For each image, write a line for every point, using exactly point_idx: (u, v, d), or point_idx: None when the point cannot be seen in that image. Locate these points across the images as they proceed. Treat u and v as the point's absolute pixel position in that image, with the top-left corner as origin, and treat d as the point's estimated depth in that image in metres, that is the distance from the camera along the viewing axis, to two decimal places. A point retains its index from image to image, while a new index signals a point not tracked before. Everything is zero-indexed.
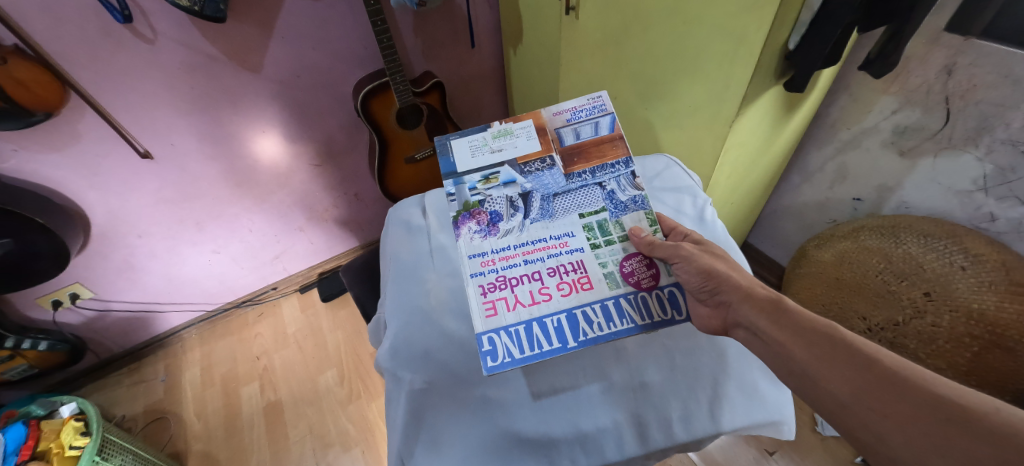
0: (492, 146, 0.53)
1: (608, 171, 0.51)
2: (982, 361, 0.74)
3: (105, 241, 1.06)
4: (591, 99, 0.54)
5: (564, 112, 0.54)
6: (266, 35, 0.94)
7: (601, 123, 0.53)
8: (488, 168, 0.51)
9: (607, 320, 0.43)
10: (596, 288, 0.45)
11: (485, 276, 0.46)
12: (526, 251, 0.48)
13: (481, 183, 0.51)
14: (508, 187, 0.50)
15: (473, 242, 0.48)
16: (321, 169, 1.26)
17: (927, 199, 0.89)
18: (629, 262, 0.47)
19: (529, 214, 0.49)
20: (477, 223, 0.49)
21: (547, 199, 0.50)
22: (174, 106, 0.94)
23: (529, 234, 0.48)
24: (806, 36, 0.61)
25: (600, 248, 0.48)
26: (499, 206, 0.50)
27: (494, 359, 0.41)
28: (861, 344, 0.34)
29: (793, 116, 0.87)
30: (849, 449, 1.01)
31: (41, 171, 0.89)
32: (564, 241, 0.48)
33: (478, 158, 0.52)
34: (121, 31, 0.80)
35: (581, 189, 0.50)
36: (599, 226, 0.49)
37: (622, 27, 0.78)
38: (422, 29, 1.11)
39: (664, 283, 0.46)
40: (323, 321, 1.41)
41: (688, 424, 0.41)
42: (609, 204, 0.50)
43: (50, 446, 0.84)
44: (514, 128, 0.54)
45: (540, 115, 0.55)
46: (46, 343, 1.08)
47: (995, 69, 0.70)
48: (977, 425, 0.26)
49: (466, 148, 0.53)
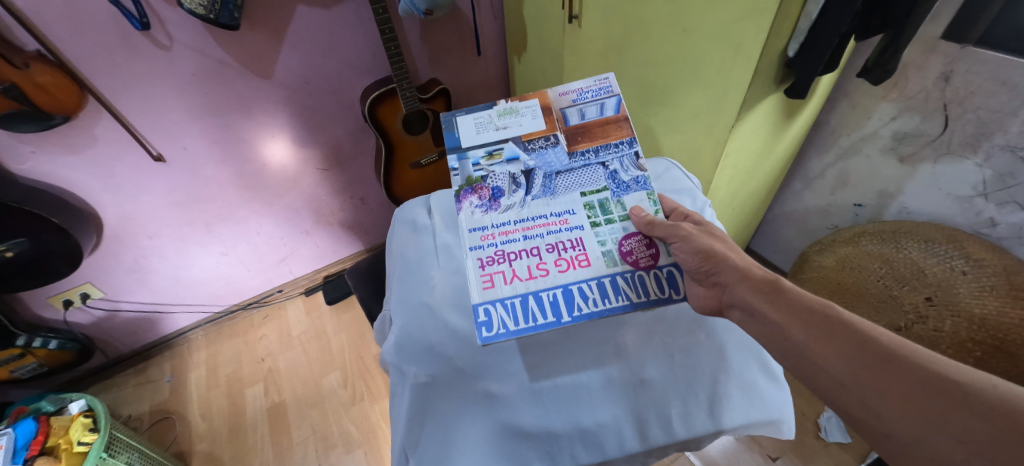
0: (497, 123, 0.54)
1: (612, 151, 0.52)
2: (986, 366, 0.74)
3: (116, 242, 1.08)
4: (598, 80, 0.55)
5: (569, 93, 0.54)
6: (278, 42, 0.97)
7: (607, 104, 0.53)
8: (492, 144, 0.53)
9: (601, 296, 0.44)
10: (593, 265, 0.46)
11: (485, 249, 0.47)
12: (526, 227, 0.49)
13: (485, 159, 0.52)
14: (513, 165, 0.52)
15: (473, 216, 0.49)
16: (328, 173, 1.28)
17: (926, 205, 0.90)
18: (628, 241, 0.47)
19: (531, 191, 0.50)
20: (479, 198, 0.50)
21: (550, 179, 0.51)
22: (187, 111, 0.97)
23: (530, 212, 0.49)
24: (805, 45, 0.63)
25: (599, 226, 0.49)
26: (501, 182, 0.51)
27: (489, 329, 0.43)
28: (860, 323, 0.35)
29: (794, 121, 0.88)
30: (854, 456, 1.00)
31: (58, 173, 0.92)
32: (564, 218, 0.49)
33: (485, 135, 0.53)
34: (139, 38, 0.83)
35: (584, 168, 0.51)
36: (601, 206, 0.50)
37: (625, 33, 0.80)
38: (429, 38, 1.14)
39: (664, 263, 0.47)
40: (327, 324, 1.43)
41: (688, 422, 0.42)
42: (612, 183, 0.51)
43: (58, 441, 0.85)
44: (520, 106, 0.54)
45: (546, 95, 0.55)
46: (56, 342, 1.10)
47: (991, 77, 0.71)
48: (975, 399, 0.27)
49: (471, 124, 0.54)
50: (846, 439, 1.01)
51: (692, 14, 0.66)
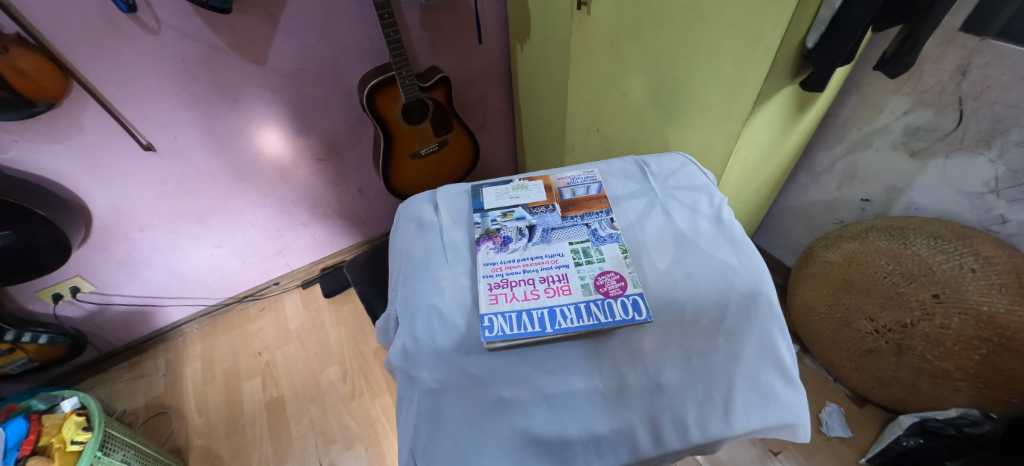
0: (512, 194, 0.61)
1: (594, 216, 0.56)
2: (990, 362, 0.77)
3: (105, 234, 1.05)
4: (586, 171, 0.64)
5: (565, 177, 0.63)
6: (272, 27, 0.93)
7: (593, 187, 0.61)
8: (506, 207, 0.59)
9: (578, 315, 0.45)
10: (572, 293, 0.47)
11: (493, 278, 0.49)
12: (526, 264, 0.51)
13: (501, 217, 0.57)
14: (520, 221, 0.56)
15: (486, 256, 0.52)
16: (324, 163, 1.25)
17: (936, 200, 0.89)
18: (604, 276, 0.48)
19: (532, 239, 0.54)
20: (493, 243, 0.53)
21: (546, 232, 0.55)
22: (176, 98, 0.93)
23: (530, 253, 0.52)
24: (826, 34, 0.60)
25: (582, 265, 0.50)
26: (511, 232, 0.55)
27: (491, 333, 0.44)
28: None
29: (805, 115, 0.86)
30: (854, 451, 1.01)
31: (41, 162, 0.87)
32: (554, 258, 0.51)
33: (501, 201, 0.60)
34: (124, 21, 0.79)
35: (572, 226, 0.55)
36: (584, 251, 0.52)
37: (635, 22, 0.78)
38: (429, 24, 1.10)
39: (630, 291, 0.46)
40: (326, 317, 1.41)
41: (704, 426, 0.41)
42: (592, 237, 0.53)
43: (51, 441, 0.83)
44: (529, 184, 0.63)
45: (549, 177, 0.64)
46: (46, 337, 1.06)
47: (1010, 71, 0.69)
48: None
49: (491, 193, 0.61)
50: (846, 433, 1.02)
51: (709, 4, 0.63)
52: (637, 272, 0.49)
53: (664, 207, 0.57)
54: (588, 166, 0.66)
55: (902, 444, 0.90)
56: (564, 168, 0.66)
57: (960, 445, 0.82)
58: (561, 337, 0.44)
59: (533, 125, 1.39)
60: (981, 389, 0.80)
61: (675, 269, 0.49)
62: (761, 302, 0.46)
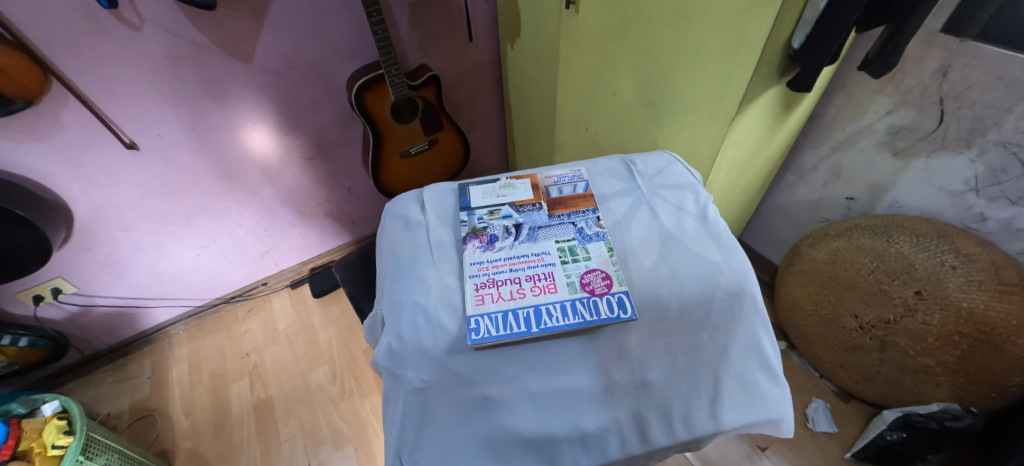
0: (499, 193, 0.61)
1: (581, 214, 0.56)
2: (969, 357, 0.79)
3: (89, 234, 1.03)
4: (573, 169, 0.64)
5: (552, 176, 0.63)
6: (259, 24, 0.91)
7: (579, 185, 0.61)
8: (493, 206, 0.58)
9: (563, 314, 0.45)
10: (558, 291, 0.47)
11: (479, 277, 0.49)
12: (512, 262, 0.51)
13: (487, 215, 0.57)
14: (507, 220, 0.56)
15: (473, 254, 0.52)
16: (313, 162, 1.24)
17: (916, 198, 0.91)
18: (590, 275, 0.49)
19: (519, 237, 0.54)
20: (479, 242, 0.53)
21: (532, 231, 0.55)
22: (161, 97, 0.91)
23: (516, 251, 0.52)
24: (811, 36, 0.61)
25: (568, 263, 0.50)
26: (497, 230, 0.55)
27: (477, 333, 0.43)
28: None
29: (791, 115, 0.87)
30: (838, 446, 1.03)
31: (21, 161, 0.85)
32: (541, 257, 0.51)
33: (488, 199, 0.60)
34: (105, 17, 0.77)
35: (559, 225, 0.55)
36: (570, 249, 0.52)
37: (623, 22, 0.78)
38: (418, 22, 1.09)
39: (616, 289, 0.47)
40: (315, 317, 1.40)
41: (689, 423, 0.41)
42: (578, 235, 0.53)
43: (31, 445, 0.81)
44: (516, 182, 0.63)
45: (536, 176, 0.64)
46: (27, 339, 1.03)
47: (989, 72, 0.71)
48: None
49: (478, 192, 0.61)
50: (831, 428, 1.04)
51: (695, 3, 0.64)
52: (623, 270, 0.49)
53: (651, 205, 0.58)
54: (576, 165, 0.66)
55: (886, 438, 0.92)
56: (551, 167, 0.66)
57: (943, 440, 0.87)
58: (547, 335, 0.44)
59: (523, 124, 1.39)
60: (961, 383, 0.82)
61: (660, 267, 0.50)
62: (745, 300, 0.47)
